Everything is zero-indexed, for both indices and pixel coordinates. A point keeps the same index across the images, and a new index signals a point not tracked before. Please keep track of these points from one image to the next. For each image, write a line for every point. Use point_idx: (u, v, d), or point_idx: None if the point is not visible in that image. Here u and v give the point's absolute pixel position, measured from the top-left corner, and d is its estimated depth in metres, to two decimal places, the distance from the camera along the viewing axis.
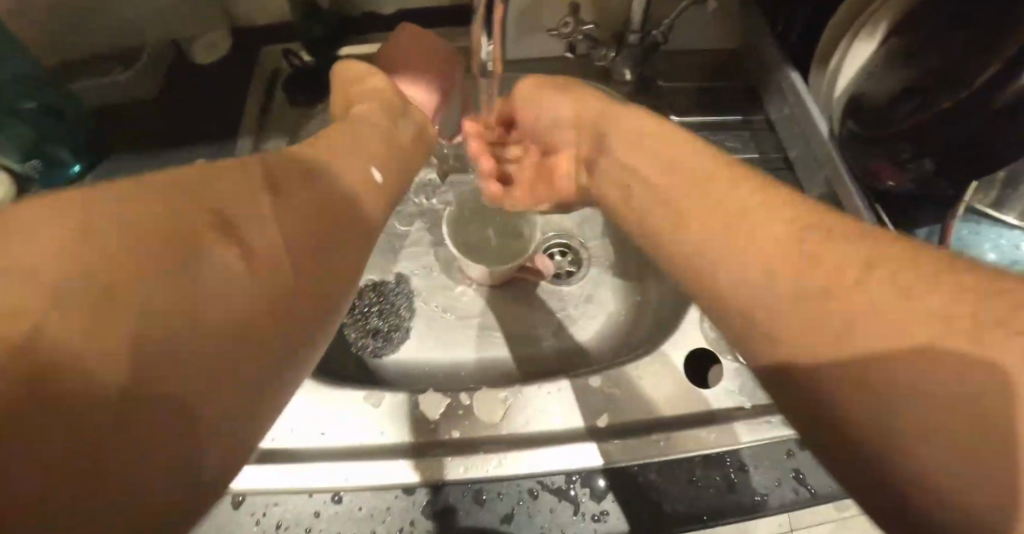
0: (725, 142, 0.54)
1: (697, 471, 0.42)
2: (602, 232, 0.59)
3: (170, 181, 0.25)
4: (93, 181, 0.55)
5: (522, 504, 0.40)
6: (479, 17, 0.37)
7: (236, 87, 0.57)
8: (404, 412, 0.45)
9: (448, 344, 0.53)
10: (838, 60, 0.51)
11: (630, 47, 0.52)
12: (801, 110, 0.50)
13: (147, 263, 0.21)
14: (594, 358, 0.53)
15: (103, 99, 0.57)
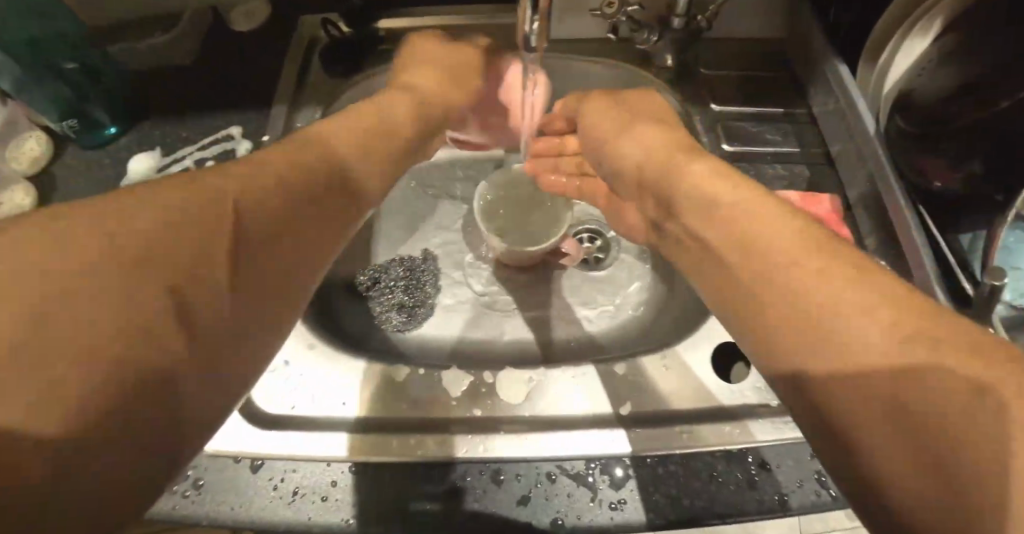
0: (766, 134, 0.52)
1: (719, 467, 0.41)
2: None
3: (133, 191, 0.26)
4: (129, 144, 0.55)
5: (540, 487, 0.40)
6: None
7: (271, 52, 0.56)
8: (428, 387, 0.45)
9: (473, 323, 0.53)
10: (889, 55, 0.49)
11: (673, 31, 0.51)
12: (848, 105, 0.49)
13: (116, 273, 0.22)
14: (618, 346, 0.51)
15: (138, 62, 0.57)
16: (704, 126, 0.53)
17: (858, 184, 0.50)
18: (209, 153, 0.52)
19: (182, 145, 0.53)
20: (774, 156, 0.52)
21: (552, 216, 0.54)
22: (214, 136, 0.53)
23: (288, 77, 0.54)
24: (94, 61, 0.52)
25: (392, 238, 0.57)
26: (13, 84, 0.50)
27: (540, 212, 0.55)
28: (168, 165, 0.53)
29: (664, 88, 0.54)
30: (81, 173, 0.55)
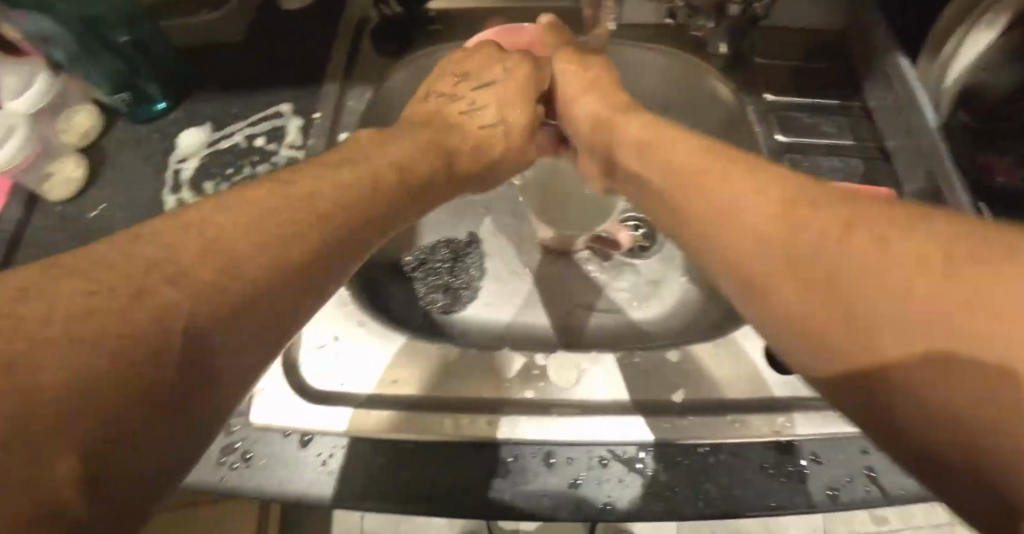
0: (821, 126, 0.52)
1: (770, 459, 0.41)
2: None
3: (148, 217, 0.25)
4: (178, 118, 0.55)
5: (590, 472, 0.40)
6: None
7: (321, 31, 0.56)
8: (477, 367, 0.45)
9: (518, 306, 0.53)
10: (952, 46, 0.47)
11: (729, 18, 0.50)
12: (909, 97, 0.49)
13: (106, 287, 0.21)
14: (662, 334, 0.51)
15: (185, 37, 0.57)
16: (758, 115, 0.52)
17: (916, 180, 0.47)
18: (259, 129, 0.53)
19: (232, 121, 0.54)
20: (828, 148, 0.51)
21: (601, 211, 0.56)
22: (263, 113, 0.53)
23: (342, 57, 0.54)
24: (146, 35, 0.52)
25: (438, 221, 0.57)
26: (67, 57, 0.50)
27: (589, 206, 0.57)
28: (218, 141, 0.53)
29: (718, 77, 0.54)
30: (130, 146, 0.55)
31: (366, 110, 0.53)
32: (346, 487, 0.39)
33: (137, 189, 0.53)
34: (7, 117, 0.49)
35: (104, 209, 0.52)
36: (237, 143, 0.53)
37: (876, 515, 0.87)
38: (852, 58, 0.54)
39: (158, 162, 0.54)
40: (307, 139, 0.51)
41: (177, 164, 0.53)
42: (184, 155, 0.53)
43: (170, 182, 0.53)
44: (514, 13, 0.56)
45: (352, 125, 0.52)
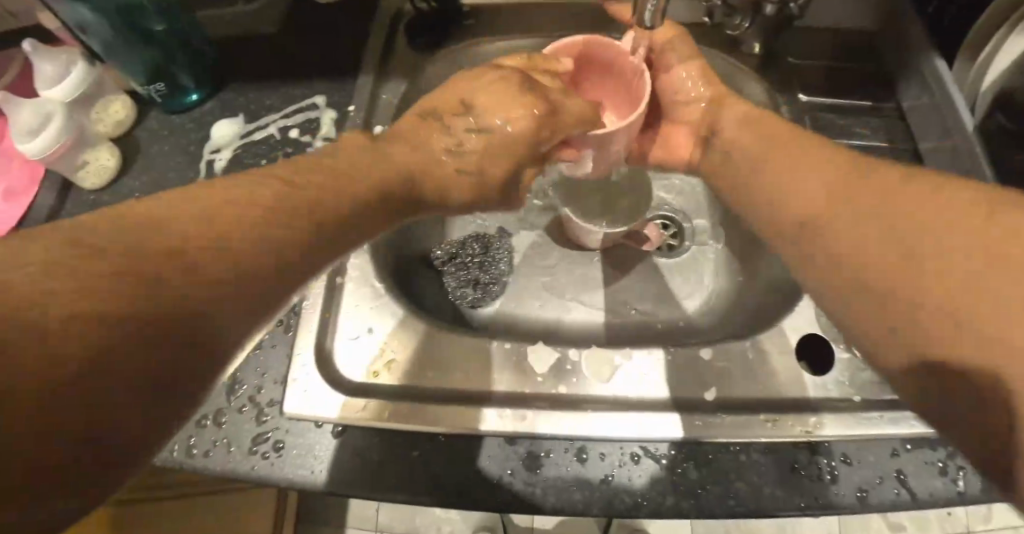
0: (855, 127, 0.51)
1: (801, 460, 0.40)
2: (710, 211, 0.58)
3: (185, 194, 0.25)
4: (211, 109, 0.56)
5: (622, 468, 0.40)
6: None
7: (355, 24, 0.56)
8: (511, 362, 0.45)
9: (546, 302, 0.54)
10: (990, 50, 0.47)
11: (765, 16, 0.50)
12: (944, 98, 0.47)
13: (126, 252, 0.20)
14: (692, 335, 0.52)
15: (220, 28, 0.57)
16: (791, 115, 0.52)
17: None
18: (293, 122, 0.53)
19: (266, 112, 0.54)
20: (863, 149, 0.51)
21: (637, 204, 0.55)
22: (297, 105, 0.54)
23: (374, 50, 0.54)
24: (185, 27, 0.53)
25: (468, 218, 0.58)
26: (103, 46, 0.50)
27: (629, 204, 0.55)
28: (252, 132, 0.54)
29: (753, 76, 0.54)
30: (163, 136, 0.55)
31: (400, 104, 0.53)
32: (380, 476, 0.40)
33: (170, 179, 0.54)
34: (46, 106, 0.50)
35: (137, 199, 0.53)
36: (271, 135, 0.53)
37: (890, 520, 0.87)
38: (886, 60, 0.54)
39: (192, 152, 0.54)
40: (340, 132, 0.52)
41: (211, 155, 0.54)
42: (218, 146, 0.54)
43: (204, 172, 0.53)
44: (546, 9, 0.56)
45: (387, 117, 0.52)
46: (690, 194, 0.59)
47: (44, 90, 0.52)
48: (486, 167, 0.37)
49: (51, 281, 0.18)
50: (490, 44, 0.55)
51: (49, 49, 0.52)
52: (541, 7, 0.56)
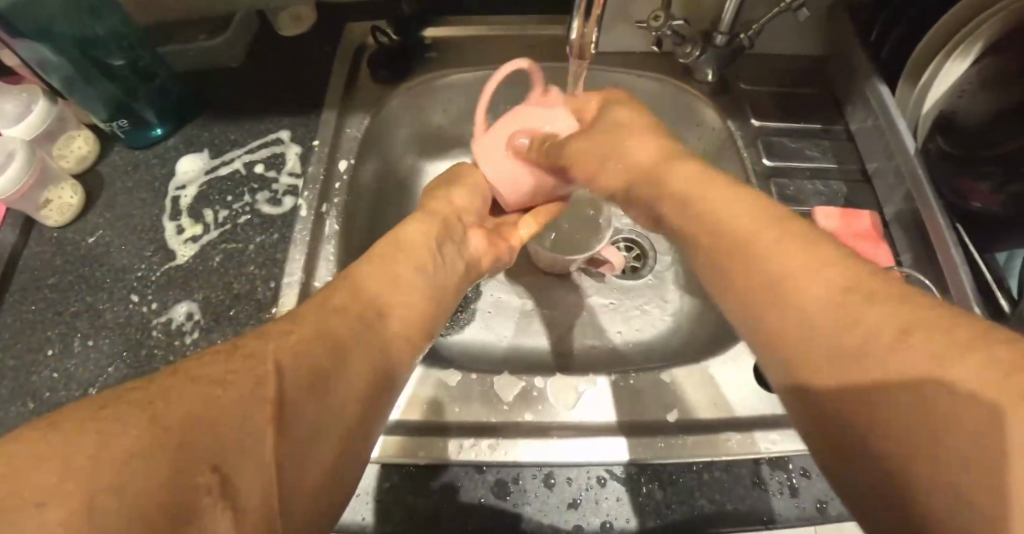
0: (805, 150, 0.54)
1: (762, 475, 0.41)
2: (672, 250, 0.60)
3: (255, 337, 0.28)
4: (175, 144, 0.56)
5: (589, 492, 0.41)
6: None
7: (319, 59, 0.58)
8: (479, 391, 0.46)
9: (517, 332, 0.56)
10: (927, 80, 0.48)
11: (715, 47, 0.52)
12: (887, 121, 0.48)
13: (194, 387, 0.23)
14: (656, 355, 0.54)
15: (187, 63, 0.58)
16: (744, 139, 0.54)
17: (894, 202, 0.49)
18: (258, 157, 0.54)
19: (231, 148, 0.55)
20: (812, 172, 0.53)
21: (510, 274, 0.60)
22: (261, 140, 0.55)
23: (337, 82, 0.55)
24: (145, 61, 0.53)
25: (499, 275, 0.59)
26: (63, 83, 0.50)
27: (558, 277, 0.59)
28: (218, 167, 0.54)
29: (706, 102, 0.56)
30: (128, 172, 0.56)
31: (363, 138, 0.54)
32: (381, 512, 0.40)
33: (132, 217, 0.53)
34: (8, 144, 0.49)
35: (100, 237, 0.53)
36: (236, 170, 0.54)
37: None
38: (832, 84, 0.57)
39: (157, 188, 0.54)
40: (306, 167, 0.52)
41: (176, 191, 0.54)
42: (184, 181, 0.54)
43: (170, 207, 0.53)
44: (506, 41, 0.58)
45: (352, 151, 0.53)
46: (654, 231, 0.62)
47: (5, 129, 0.51)
48: (392, 268, 0.37)
49: (125, 408, 0.21)
50: (453, 74, 0.56)
51: (7, 87, 0.52)
52: (501, 38, 0.58)
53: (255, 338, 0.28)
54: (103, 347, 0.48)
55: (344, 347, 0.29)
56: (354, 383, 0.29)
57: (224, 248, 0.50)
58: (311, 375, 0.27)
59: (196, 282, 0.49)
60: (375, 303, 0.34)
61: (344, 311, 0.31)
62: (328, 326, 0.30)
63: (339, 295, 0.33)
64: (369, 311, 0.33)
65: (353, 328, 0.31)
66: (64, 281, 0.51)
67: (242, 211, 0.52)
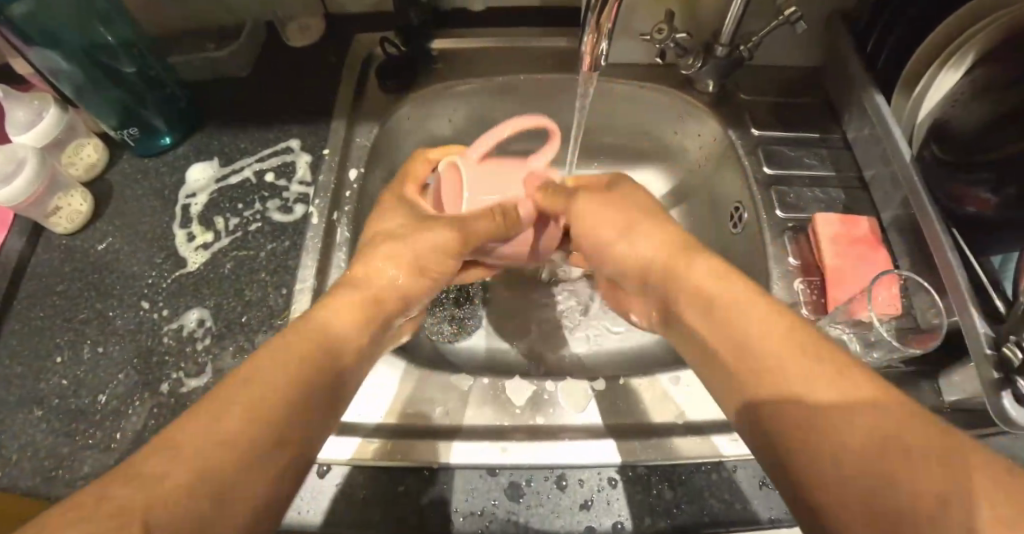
0: (804, 158, 0.55)
1: (769, 475, 0.42)
2: None
3: (173, 436, 0.27)
4: (185, 152, 0.57)
5: (600, 493, 0.41)
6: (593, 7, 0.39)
7: (328, 69, 0.59)
8: (490, 395, 0.47)
9: (523, 338, 0.57)
10: (922, 87, 0.50)
11: (716, 58, 0.54)
12: (882, 129, 0.50)
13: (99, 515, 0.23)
14: (662, 358, 0.55)
15: (197, 73, 0.59)
16: (744, 147, 0.55)
17: (891, 207, 0.51)
18: (268, 165, 0.55)
19: (241, 156, 0.55)
20: (812, 180, 0.54)
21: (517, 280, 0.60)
22: (271, 148, 0.55)
23: (347, 92, 0.56)
24: (156, 71, 0.53)
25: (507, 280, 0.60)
26: (74, 91, 0.50)
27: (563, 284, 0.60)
28: (228, 176, 0.55)
29: (706, 111, 0.57)
30: (138, 179, 0.56)
31: (373, 146, 0.55)
32: (393, 513, 0.41)
33: (142, 224, 0.54)
34: (19, 151, 0.49)
35: (110, 244, 0.53)
36: (246, 179, 0.54)
37: None
38: (829, 94, 0.58)
39: (167, 196, 0.55)
40: (317, 175, 0.53)
41: (187, 198, 0.54)
42: (194, 189, 0.55)
43: (181, 215, 0.54)
44: (512, 51, 0.59)
45: (361, 160, 0.54)
46: None
47: (16, 136, 0.52)
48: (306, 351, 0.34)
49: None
50: (460, 84, 0.57)
51: (17, 94, 0.52)
52: (505, 48, 0.59)
53: (170, 437, 0.27)
54: (113, 354, 0.48)
55: (266, 441, 0.29)
56: (263, 484, 0.28)
57: (235, 255, 0.51)
58: (223, 482, 0.26)
59: (206, 289, 0.50)
60: (278, 399, 0.31)
61: (273, 396, 0.31)
62: (242, 426, 0.29)
63: (270, 369, 0.32)
64: (271, 407, 0.30)
65: (277, 415, 0.30)
66: (73, 288, 0.51)
67: (252, 218, 0.52)
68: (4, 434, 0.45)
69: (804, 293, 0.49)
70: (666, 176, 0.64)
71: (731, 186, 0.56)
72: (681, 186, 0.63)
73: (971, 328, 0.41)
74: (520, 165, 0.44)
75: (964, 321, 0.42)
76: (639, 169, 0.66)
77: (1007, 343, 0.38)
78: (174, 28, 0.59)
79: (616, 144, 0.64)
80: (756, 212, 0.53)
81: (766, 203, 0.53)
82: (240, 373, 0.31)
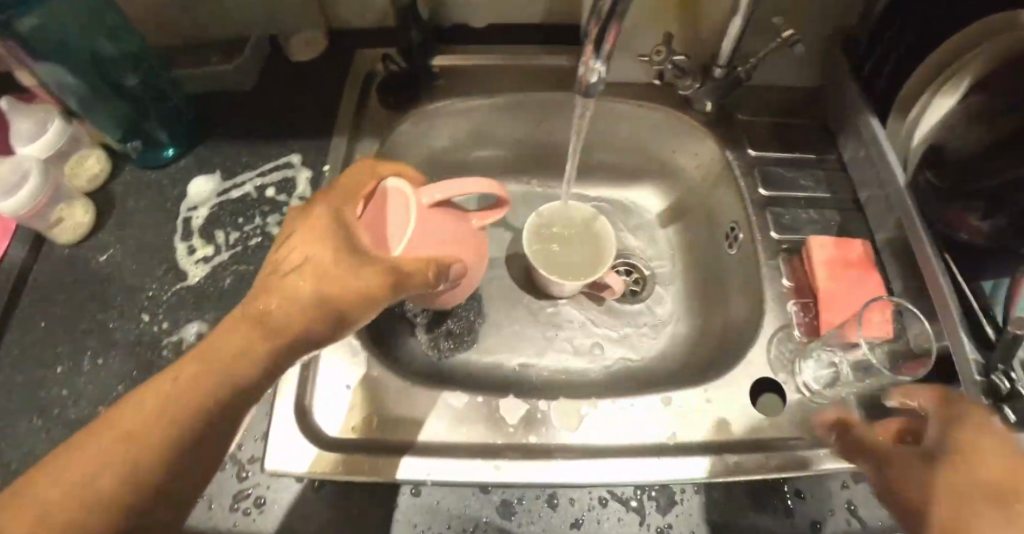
0: (800, 180, 0.55)
1: (758, 496, 0.43)
2: (670, 274, 0.62)
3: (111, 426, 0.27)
4: (186, 165, 0.57)
5: (591, 512, 0.42)
6: (593, 29, 0.40)
7: (330, 84, 0.59)
8: (484, 413, 0.47)
9: (519, 354, 0.57)
10: (918, 110, 0.51)
11: (714, 80, 0.54)
12: (877, 152, 0.50)
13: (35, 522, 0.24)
14: (656, 377, 0.55)
15: (200, 86, 0.59)
16: (741, 168, 0.56)
17: (885, 229, 0.51)
18: (269, 180, 0.55)
19: (242, 170, 0.56)
20: (808, 202, 0.55)
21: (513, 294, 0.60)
22: (272, 163, 0.56)
23: (348, 108, 0.57)
24: (162, 86, 0.54)
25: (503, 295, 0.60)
26: (79, 105, 0.51)
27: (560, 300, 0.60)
28: (229, 190, 0.55)
29: (704, 131, 0.57)
30: (140, 191, 0.57)
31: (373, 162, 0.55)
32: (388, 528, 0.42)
33: (143, 237, 0.54)
34: (24, 162, 0.50)
35: (112, 255, 0.54)
36: (247, 193, 0.55)
37: None
38: (826, 115, 0.59)
39: (169, 209, 0.55)
40: (317, 191, 0.54)
41: (188, 211, 0.55)
42: (195, 202, 0.55)
43: (182, 227, 0.54)
44: (513, 71, 0.59)
45: None
46: (653, 254, 0.64)
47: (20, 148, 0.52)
48: (162, 411, 0.27)
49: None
50: (459, 101, 0.58)
51: (22, 107, 0.52)
52: (505, 66, 0.60)
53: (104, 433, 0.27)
54: (112, 366, 0.49)
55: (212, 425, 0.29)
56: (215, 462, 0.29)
57: (235, 269, 0.51)
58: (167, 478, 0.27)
59: (206, 303, 0.50)
60: (144, 458, 0.26)
61: (215, 378, 0.29)
62: (181, 415, 0.28)
63: (215, 350, 0.30)
64: (137, 470, 0.26)
65: (220, 398, 0.29)
66: (74, 298, 0.52)
67: (253, 233, 0.53)
68: (4, 443, 0.45)
69: (797, 315, 0.50)
70: (664, 193, 0.65)
71: (727, 206, 0.57)
72: (678, 203, 0.64)
73: (961, 353, 0.41)
74: (460, 222, 0.44)
75: (955, 347, 0.42)
76: (637, 186, 0.66)
77: (995, 370, 0.39)
78: (178, 41, 0.60)
79: (615, 161, 0.65)
80: (751, 233, 0.53)
81: (762, 224, 0.53)
82: (90, 438, 0.26)
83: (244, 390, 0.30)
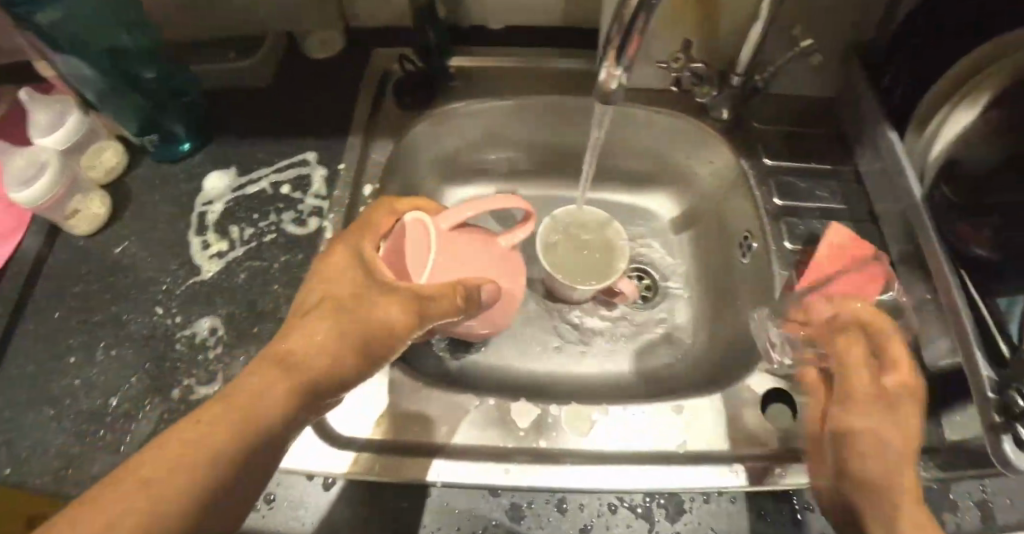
0: (815, 190, 0.55)
1: (767, 507, 0.43)
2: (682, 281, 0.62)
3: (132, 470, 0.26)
4: (201, 160, 0.58)
5: (600, 518, 0.42)
6: (612, 43, 0.40)
7: (346, 83, 0.60)
8: (495, 417, 0.47)
9: (533, 358, 0.57)
10: (936, 124, 0.50)
11: (732, 87, 0.55)
12: (893, 164, 0.50)
13: None
14: (666, 384, 0.55)
15: (217, 82, 0.60)
16: (755, 177, 0.56)
17: (900, 242, 0.51)
18: (284, 177, 0.55)
19: (258, 166, 0.56)
20: (822, 212, 0.54)
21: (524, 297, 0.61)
22: (287, 160, 0.56)
23: (364, 107, 0.57)
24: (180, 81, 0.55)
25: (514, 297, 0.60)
26: (96, 96, 0.51)
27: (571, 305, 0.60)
28: (244, 186, 0.55)
29: (719, 138, 0.57)
30: (155, 185, 0.57)
31: (387, 162, 0.55)
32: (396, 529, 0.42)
33: (157, 230, 0.55)
34: (41, 154, 0.50)
35: (126, 247, 0.54)
36: (262, 190, 0.55)
37: None
38: (842, 126, 0.59)
39: (184, 203, 0.56)
40: (332, 190, 0.54)
41: (203, 206, 0.55)
42: (210, 197, 0.55)
43: (197, 222, 0.55)
44: (529, 74, 0.59)
45: (375, 176, 0.54)
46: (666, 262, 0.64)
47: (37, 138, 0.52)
48: (186, 454, 0.27)
49: None
50: (475, 103, 0.58)
51: (40, 99, 0.53)
52: (521, 68, 0.60)
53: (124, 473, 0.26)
54: (125, 358, 0.49)
55: (232, 472, 0.29)
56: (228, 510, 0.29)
57: (249, 265, 0.52)
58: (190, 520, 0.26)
59: (219, 298, 0.50)
60: (168, 499, 0.26)
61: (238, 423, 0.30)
62: (203, 457, 0.28)
63: (239, 395, 0.31)
64: (159, 515, 0.25)
65: (243, 443, 0.30)
66: (88, 290, 0.52)
67: (267, 229, 0.53)
68: (16, 432, 0.46)
69: None
70: (677, 200, 0.65)
71: (741, 215, 0.57)
72: (691, 210, 0.64)
73: (975, 370, 0.41)
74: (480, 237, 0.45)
75: (968, 363, 0.41)
76: (650, 192, 0.66)
77: (1010, 387, 0.38)
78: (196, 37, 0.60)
79: (629, 166, 0.65)
80: (765, 242, 0.53)
81: (775, 234, 0.53)
82: (111, 482, 0.26)
83: (266, 434, 0.31)
